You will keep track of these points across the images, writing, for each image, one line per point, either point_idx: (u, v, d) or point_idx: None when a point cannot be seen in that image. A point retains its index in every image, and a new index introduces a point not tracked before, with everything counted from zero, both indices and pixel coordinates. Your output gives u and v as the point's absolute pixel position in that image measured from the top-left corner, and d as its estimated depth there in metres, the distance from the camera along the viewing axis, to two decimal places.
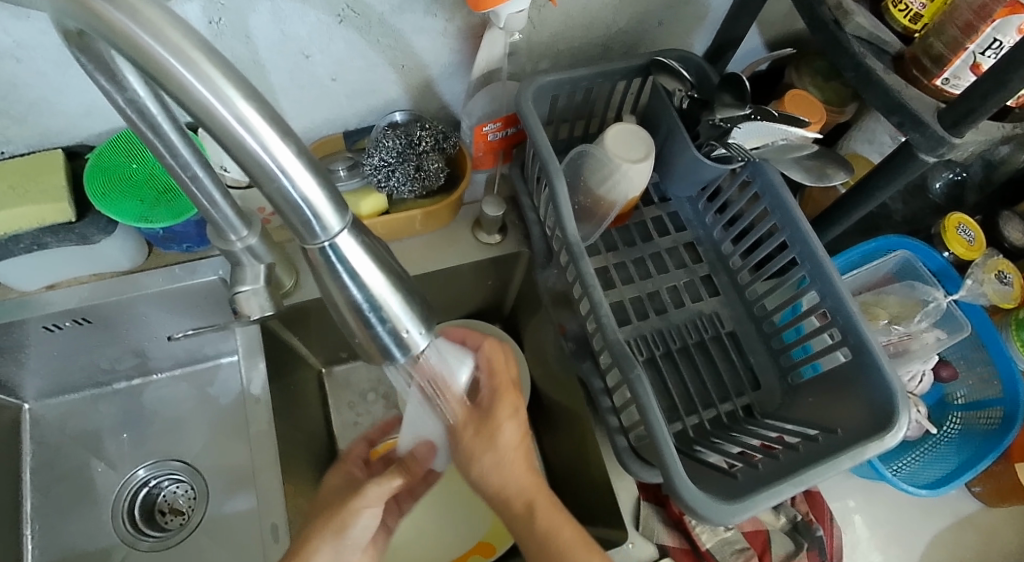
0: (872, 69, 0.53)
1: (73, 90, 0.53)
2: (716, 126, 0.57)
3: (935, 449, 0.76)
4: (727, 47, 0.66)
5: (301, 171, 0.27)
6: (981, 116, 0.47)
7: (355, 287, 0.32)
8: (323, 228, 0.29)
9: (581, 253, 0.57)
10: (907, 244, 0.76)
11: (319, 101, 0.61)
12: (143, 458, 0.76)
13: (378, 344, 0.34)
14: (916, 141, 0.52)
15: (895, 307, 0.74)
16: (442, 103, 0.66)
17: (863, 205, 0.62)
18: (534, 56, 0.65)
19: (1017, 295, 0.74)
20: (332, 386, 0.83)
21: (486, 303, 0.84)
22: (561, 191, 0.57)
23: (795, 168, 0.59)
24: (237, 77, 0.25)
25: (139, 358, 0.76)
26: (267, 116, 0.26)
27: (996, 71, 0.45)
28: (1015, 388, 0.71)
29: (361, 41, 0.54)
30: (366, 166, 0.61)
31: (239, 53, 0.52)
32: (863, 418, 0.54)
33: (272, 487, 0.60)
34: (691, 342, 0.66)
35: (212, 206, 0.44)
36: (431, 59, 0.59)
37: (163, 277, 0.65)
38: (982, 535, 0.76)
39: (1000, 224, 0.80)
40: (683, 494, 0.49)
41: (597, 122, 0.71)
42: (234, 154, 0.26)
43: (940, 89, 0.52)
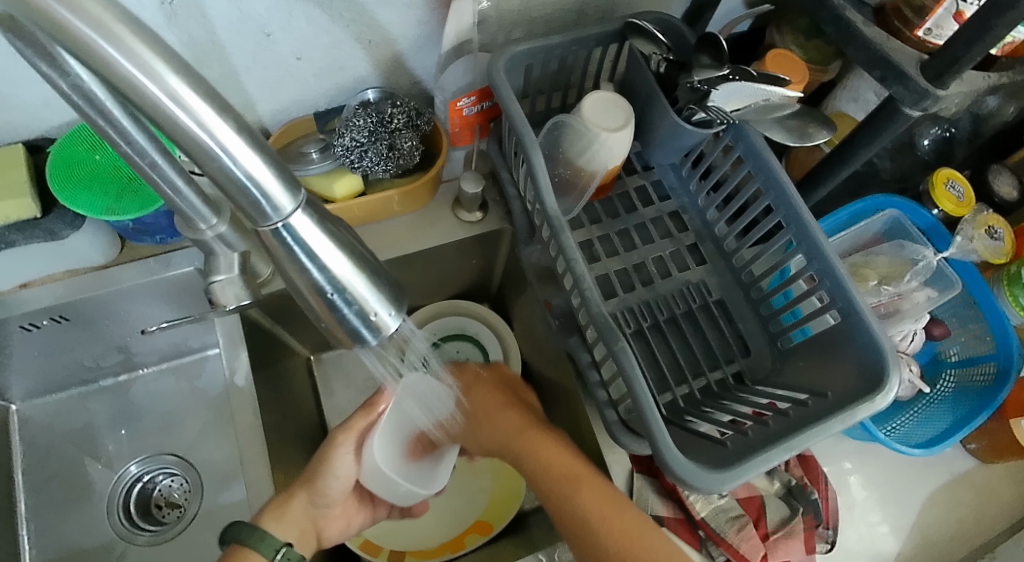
0: (852, 21, 0.51)
1: (27, 81, 0.51)
2: (694, 89, 0.56)
3: (929, 408, 0.76)
4: (704, 7, 0.64)
5: (244, 149, 0.26)
6: (964, 66, 0.46)
7: (315, 270, 0.30)
8: (274, 209, 0.28)
9: (561, 226, 0.56)
10: (895, 203, 0.75)
11: (285, 81, 0.59)
12: (136, 454, 0.76)
13: (346, 327, 0.33)
14: (899, 94, 0.50)
15: (884, 267, 0.73)
16: (414, 79, 0.65)
17: (848, 163, 0.60)
18: (506, 25, 0.63)
19: (1007, 250, 0.74)
20: (322, 373, 0.82)
21: (473, 282, 0.83)
22: (538, 163, 0.56)
23: (777, 128, 0.57)
24: (167, 51, 0.24)
25: (124, 354, 0.75)
26: (202, 93, 0.24)
27: (980, 15, 0.43)
28: (1007, 344, 0.71)
29: (323, 16, 0.53)
30: (337, 148, 0.60)
31: (196, 34, 0.50)
32: (853, 379, 0.54)
33: (263, 477, 0.60)
34: (679, 312, 0.65)
35: (177, 195, 0.43)
36: (398, 33, 0.57)
37: (139, 270, 0.64)
38: (978, 491, 0.76)
39: (989, 178, 0.79)
40: (672, 465, 0.48)
41: (575, 92, 0.70)
42: (171, 134, 0.25)
43: (922, 40, 0.51)
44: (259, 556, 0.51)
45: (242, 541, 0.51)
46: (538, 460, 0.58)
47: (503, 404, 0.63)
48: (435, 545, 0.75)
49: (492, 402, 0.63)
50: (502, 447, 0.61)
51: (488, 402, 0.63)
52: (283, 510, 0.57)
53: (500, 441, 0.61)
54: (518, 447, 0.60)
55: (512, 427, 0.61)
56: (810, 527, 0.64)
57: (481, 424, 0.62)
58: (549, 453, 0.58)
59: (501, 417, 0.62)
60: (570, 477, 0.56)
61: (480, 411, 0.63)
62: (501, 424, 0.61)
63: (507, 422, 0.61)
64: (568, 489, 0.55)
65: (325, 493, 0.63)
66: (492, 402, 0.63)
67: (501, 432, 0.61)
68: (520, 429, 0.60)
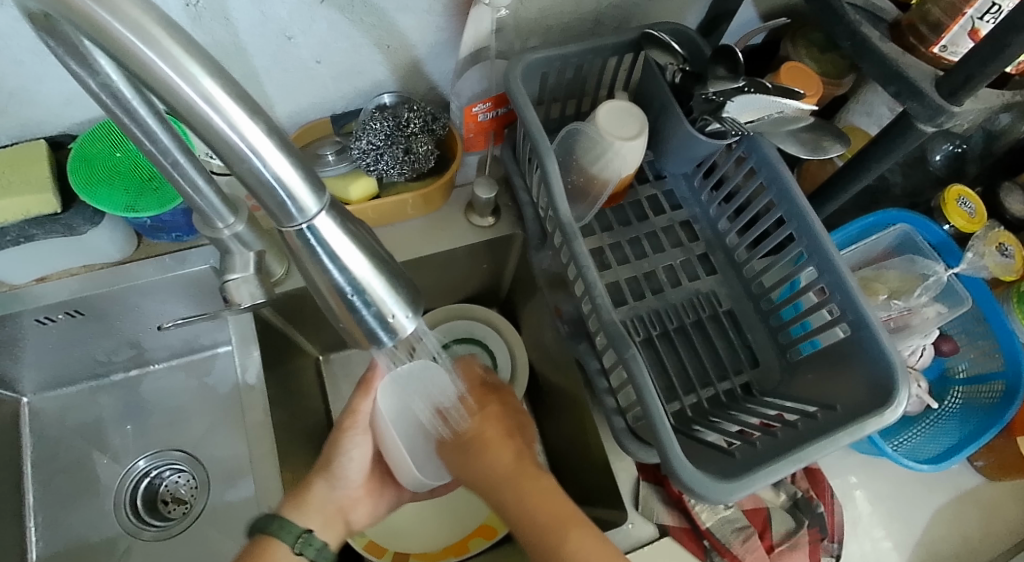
0: (868, 37, 0.52)
1: (52, 78, 0.52)
2: (709, 100, 0.56)
3: (937, 424, 0.75)
4: (720, 19, 0.65)
5: (273, 151, 0.26)
6: (980, 83, 0.46)
7: (336, 271, 0.31)
8: (299, 210, 0.29)
9: (574, 233, 0.56)
10: (907, 218, 0.75)
11: (304, 83, 0.60)
12: (144, 449, 0.76)
13: (363, 328, 0.33)
14: (914, 110, 0.51)
15: (894, 282, 0.73)
16: (430, 84, 0.65)
17: (861, 177, 0.61)
18: (523, 33, 0.63)
19: (1018, 268, 0.73)
20: (330, 373, 0.82)
21: (483, 287, 0.84)
22: (552, 171, 0.56)
23: (790, 141, 0.58)
24: (202, 54, 0.24)
25: (135, 349, 0.75)
26: (234, 95, 0.25)
27: (997, 34, 0.44)
28: (1017, 361, 0.71)
29: (344, 21, 0.53)
30: (354, 150, 0.60)
31: (219, 36, 0.51)
32: (862, 393, 0.54)
33: (271, 475, 0.60)
34: (688, 321, 0.66)
35: (197, 193, 0.43)
36: (417, 38, 0.58)
37: (154, 267, 0.65)
38: (984, 509, 0.76)
39: (1001, 195, 0.79)
40: (680, 474, 0.48)
41: (589, 101, 0.70)
42: (201, 135, 0.25)
43: (938, 56, 0.51)
44: (282, 544, 0.52)
45: (266, 531, 0.52)
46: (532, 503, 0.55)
47: (502, 438, 0.60)
48: (439, 549, 0.75)
49: (492, 433, 0.60)
50: (489, 483, 0.58)
51: (492, 432, 0.60)
52: (301, 498, 0.58)
53: (489, 479, 0.58)
54: (506, 488, 0.57)
55: (506, 465, 0.58)
56: (815, 540, 0.64)
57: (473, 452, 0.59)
58: (543, 501, 0.56)
59: (498, 451, 0.59)
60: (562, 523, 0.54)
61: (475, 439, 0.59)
62: (495, 460, 0.58)
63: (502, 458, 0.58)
64: (556, 537, 0.53)
65: (344, 479, 0.62)
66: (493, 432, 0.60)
67: (493, 467, 0.58)
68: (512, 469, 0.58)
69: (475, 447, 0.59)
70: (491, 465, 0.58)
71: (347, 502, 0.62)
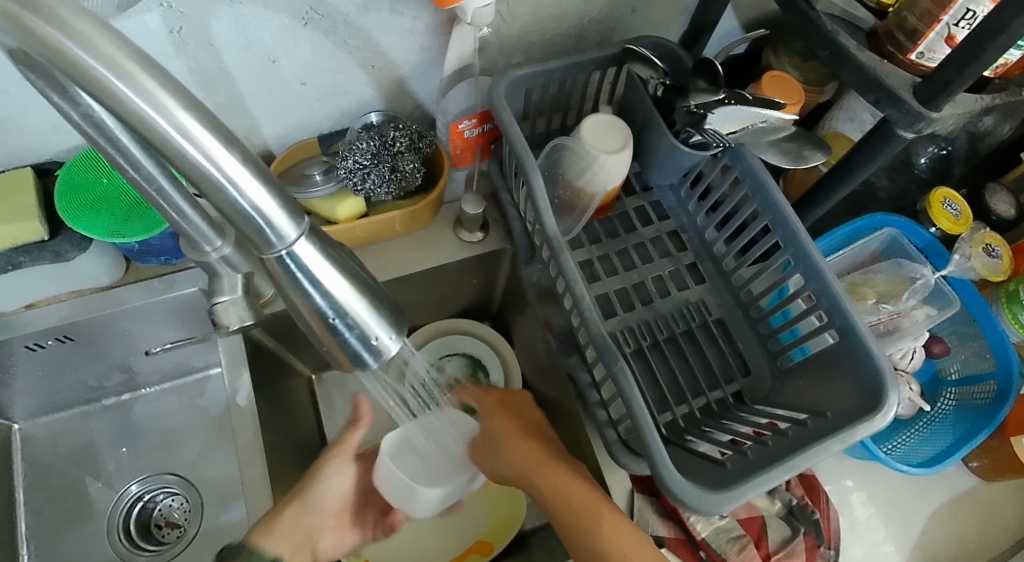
0: (846, 46, 0.52)
1: (36, 106, 0.52)
2: (691, 113, 0.56)
3: (930, 427, 0.76)
4: (702, 31, 0.65)
5: (249, 180, 0.27)
6: (957, 89, 0.47)
7: (318, 295, 0.31)
8: (278, 236, 0.29)
9: (561, 247, 0.57)
10: (892, 221, 0.76)
11: (290, 105, 0.60)
12: (137, 473, 0.76)
13: (347, 350, 0.34)
14: (893, 117, 0.51)
15: (882, 287, 0.74)
16: (416, 102, 0.66)
17: (845, 184, 0.61)
18: (506, 50, 0.64)
19: (1006, 268, 0.74)
20: (323, 392, 0.82)
21: (474, 301, 0.84)
22: (538, 186, 0.57)
23: (772, 151, 0.58)
24: (177, 87, 0.25)
25: (127, 373, 0.75)
26: (209, 126, 0.25)
27: (970, 42, 0.44)
28: (1007, 362, 0.71)
29: (327, 43, 0.54)
30: (340, 170, 0.60)
31: (203, 61, 0.51)
32: (852, 399, 0.54)
33: (263, 497, 0.60)
34: (678, 331, 0.66)
35: (182, 218, 0.44)
36: (401, 58, 0.59)
37: (143, 291, 0.65)
38: (980, 510, 0.76)
39: (987, 196, 0.79)
40: (673, 485, 0.48)
41: (575, 114, 0.71)
42: (178, 166, 0.26)
43: (915, 63, 0.52)
44: None
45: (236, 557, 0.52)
46: (556, 488, 0.55)
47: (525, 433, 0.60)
48: None
49: (503, 425, 0.61)
50: (498, 455, 0.59)
51: (508, 428, 0.60)
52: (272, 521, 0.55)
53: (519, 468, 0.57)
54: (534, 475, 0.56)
55: (524, 454, 0.58)
56: (811, 547, 0.64)
57: (500, 445, 0.59)
58: (551, 487, 0.55)
59: (522, 444, 0.58)
60: (589, 510, 0.53)
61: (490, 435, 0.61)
62: (519, 454, 0.58)
63: (519, 443, 0.59)
64: (588, 521, 0.53)
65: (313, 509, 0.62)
66: (513, 430, 0.60)
67: (498, 435, 0.60)
68: (535, 458, 0.57)
69: (493, 444, 0.59)
70: (515, 454, 0.58)
71: (317, 531, 0.63)
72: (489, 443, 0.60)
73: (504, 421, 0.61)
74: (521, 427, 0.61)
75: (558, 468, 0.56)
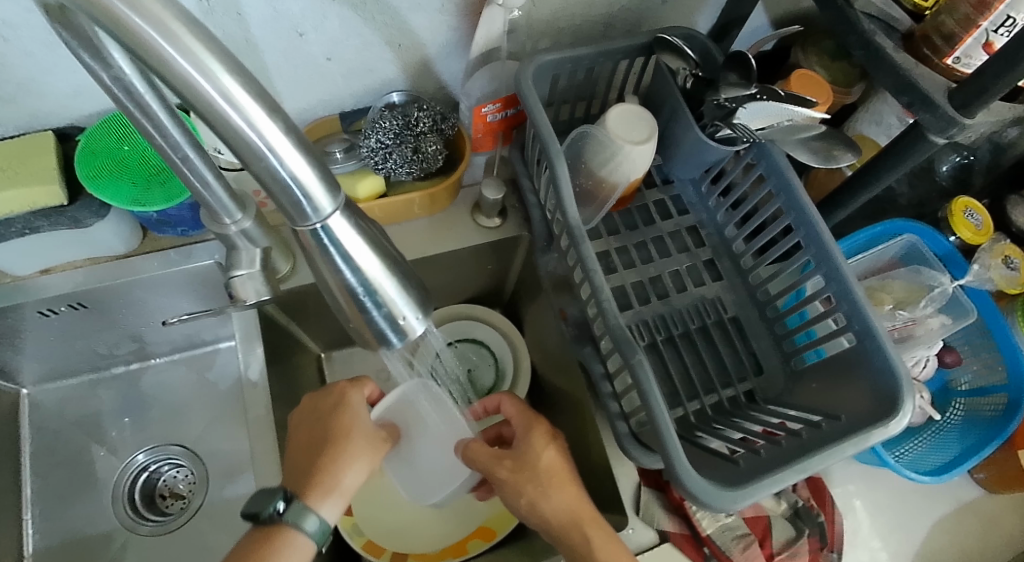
0: (882, 47, 0.52)
1: (62, 69, 0.52)
2: (721, 106, 0.56)
3: (938, 436, 0.75)
4: (732, 25, 0.65)
5: (289, 149, 0.26)
6: (994, 96, 0.46)
7: (348, 270, 0.31)
8: (314, 209, 0.28)
9: (581, 236, 0.56)
10: (913, 228, 0.75)
11: (315, 80, 0.59)
12: (143, 443, 0.76)
13: (373, 329, 0.33)
14: (926, 121, 0.51)
15: (899, 292, 0.73)
16: (440, 83, 0.65)
17: (870, 187, 0.60)
18: (534, 34, 0.63)
19: (1023, 281, 0.74)
20: (331, 371, 0.82)
21: (486, 287, 0.83)
22: (561, 173, 0.56)
23: (801, 149, 0.58)
24: (220, 51, 0.24)
25: (137, 343, 0.75)
26: (252, 92, 0.25)
27: (1013, 47, 0.43)
28: (1020, 375, 0.71)
29: (356, 18, 0.53)
30: (363, 149, 0.60)
31: (231, 31, 0.51)
32: (867, 404, 0.54)
33: (271, 473, 0.60)
34: (693, 327, 0.65)
35: (205, 188, 0.43)
36: (429, 38, 0.58)
37: (158, 262, 0.64)
38: (984, 521, 0.76)
39: (1008, 207, 0.79)
40: (685, 481, 0.48)
41: (599, 103, 0.70)
42: (219, 132, 0.25)
43: (950, 68, 0.51)
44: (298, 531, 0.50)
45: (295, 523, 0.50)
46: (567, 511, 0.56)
47: (565, 475, 0.58)
48: (439, 549, 0.75)
49: (542, 437, 0.59)
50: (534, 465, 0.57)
51: (544, 443, 0.59)
52: (330, 487, 0.55)
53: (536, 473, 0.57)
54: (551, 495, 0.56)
55: (553, 467, 0.57)
56: (815, 549, 0.64)
57: (529, 463, 0.58)
58: (556, 505, 0.56)
59: (563, 489, 0.57)
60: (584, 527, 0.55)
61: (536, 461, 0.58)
62: (561, 497, 0.56)
63: (550, 455, 0.58)
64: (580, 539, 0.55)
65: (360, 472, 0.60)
66: (558, 472, 0.57)
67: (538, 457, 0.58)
68: (562, 474, 0.57)
69: (542, 487, 0.56)
70: (556, 504, 0.56)
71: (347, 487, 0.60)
72: (535, 477, 0.57)
73: (553, 460, 0.58)
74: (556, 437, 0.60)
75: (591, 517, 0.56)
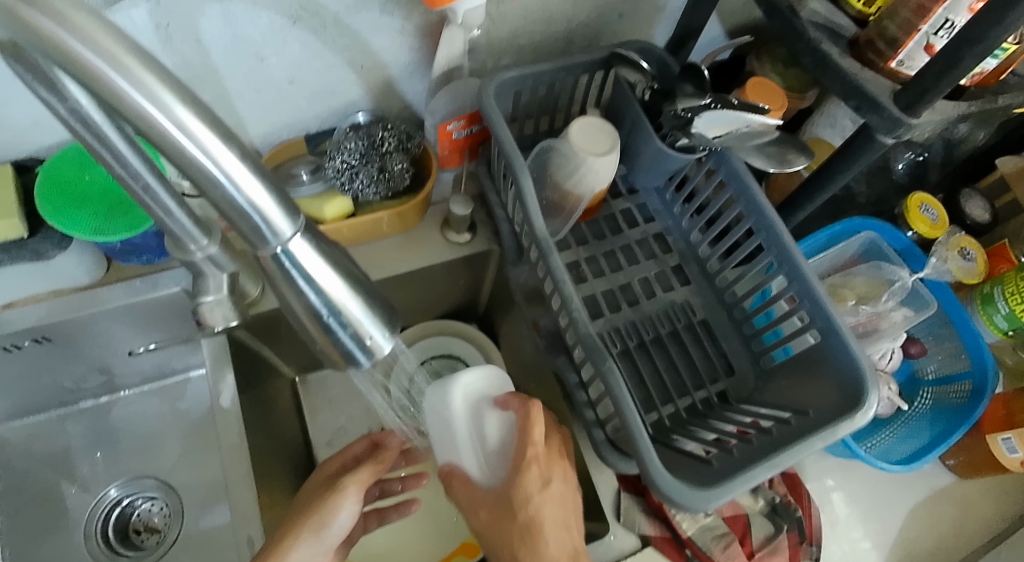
0: (828, 54, 0.54)
1: (18, 101, 0.51)
2: (678, 117, 0.57)
3: (908, 425, 0.77)
4: (687, 37, 0.67)
5: (247, 177, 0.26)
6: (936, 96, 0.48)
7: (312, 293, 0.31)
8: (273, 233, 0.29)
9: (550, 248, 0.57)
10: (870, 225, 0.78)
11: (278, 104, 0.60)
12: (115, 477, 0.75)
13: (340, 350, 0.33)
14: (874, 123, 0.52)
15: (862, 288, 0.75)
16: (404, 103, 0.65)
17: (828, 188, 0.62)
18: (495, 52, 0.64)
19: (980, 271, 0.77)
20: (306, 394, 0.81)
21: (461, 302, 0.84)
22: (527, 187, 0.57)
23: (756, 155, 0.58)
24: (173, 81, 0.24)
25: (106, 375, 0.74)
26: (208, 121, 0.25)
27: (949, 49, 0.46)
28: (983, 361, 0.73)
29: (316, 42, 0.54)
30: (328, 170, 0.60)
31: (190, 58, 0.51)
32: (833, 399, 0.55)
33: (247, 500, 0.59)
34: (664, 332, 0.66)
35: (168, 216, 0.43)
36: (390, 58, 0.59)
37: (124, 291, 0.63)
38: (957, 505, 0.78)
39: (962, 201, 0.82)
40: (660, 483, 0.49)
41: (562, 117, 0.71)
42: (175, 162, 0.25)
43: (895, 71, 0.53)
44: None
45: None
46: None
47: (565, 522, 0.54)
48: None
49: (555, 472, 0.56)
50: (535, 504, 0.53)
51: (555, 490, 0.55)
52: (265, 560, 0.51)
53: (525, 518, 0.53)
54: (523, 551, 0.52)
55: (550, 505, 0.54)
56: (794, 544, 0.65)
57: (512, 526, 0.53)
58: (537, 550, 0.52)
59: (557, 539, 0.53)
60: None
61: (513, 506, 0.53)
62: (556, 547, 0.53)
63: (552, 491, 0.54)
64: None
65: (325, 545, 0.54)
66: (558, 514, 0.54)
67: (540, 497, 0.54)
68: (562, 522, 0.54)
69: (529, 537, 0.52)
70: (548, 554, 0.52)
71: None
72: (516, 526, 0.53)
73: (549, 505, 0.54)
74: (567, 477, 0.56)
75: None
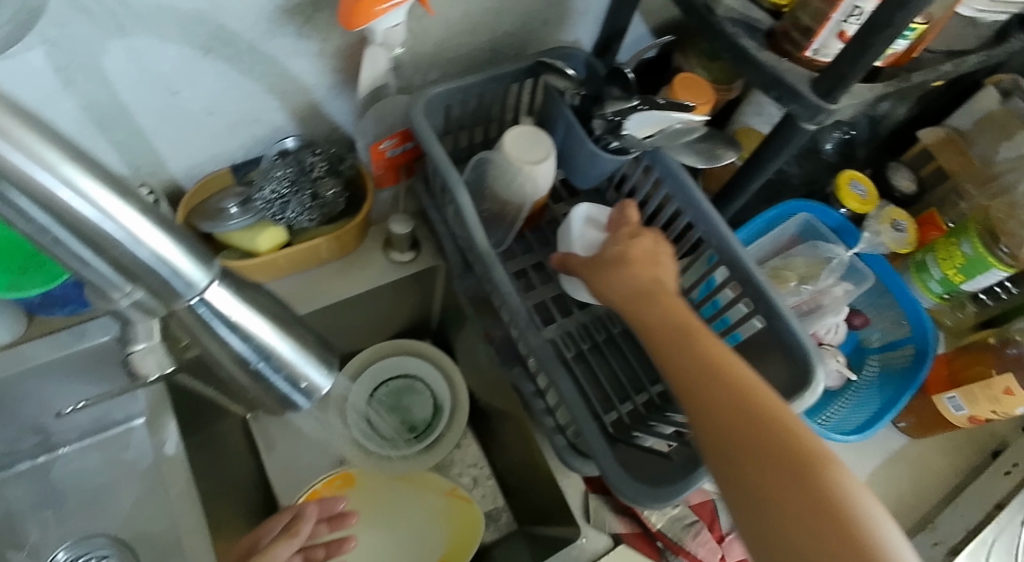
0: (746, 48, 0.55)
1: None
2: (608, 121, 0.58)
3: (857, 395, 0.80)
4: (612, 39, 0.67)
5: (150, 231, 0.25)
6: (852, 81, 0.49)
7: (238, 340, 0.29)
8: (186, 284, 0.27)
9: (493, 260, 0.57)
10: (806, 207, 0.80)
11: (199, 137, 0.58)
12: (63, 540, 0.71)
13: (277, 395, 0.32)
14: (796, 111, 0.54)
15: (802, 268, 0.77)
16: (333, 125, 0.64)
17: (760, 175, 0.64)
18: (422, 67, 0.64)
19: (911, 240, 0.80)
20: (260, 430, 0.78)
21: (413, 319, 0.82)
22: (464, 202, 0.57)
23: (688, 152, 0.61)
24: (57, 139, 0.23)
25: (41, 434, 0.70)
26: (102, 178, 0.24)
27: (860, 36, 0.47)
28: (922, 327, 0.76)
29: (232, 71, 0.52)
30: (257, 200, 0.58)
31: (97, 97, 0.49)
32: (783, 381, 0.56)
33: (204, 549, 0.57)
34: (615, 331, 0.67)
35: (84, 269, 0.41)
36: (313, 82, 0.57)
37: (50, 346, 0.60)
38: (912, 467, 0.80)
39: (889, 175, 0.85)
40: (623, 487, 0.49)
41: (497, 126, 0.71)
42: (69, 224, 0.24)
43: (811, 60, 0.54)
44: None
45: None
46: (767, 457, 0.43)
47: (742, 393, 0.46)
48: None
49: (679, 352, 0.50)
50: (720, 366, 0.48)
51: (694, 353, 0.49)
52: None
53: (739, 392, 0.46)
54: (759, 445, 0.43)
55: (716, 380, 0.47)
56: None
57: (745, 405, 0.45)
58: (775, 443, 0.43)
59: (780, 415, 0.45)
60: (743, 459, 0.44)
61: (790, 436, 0.43)
62: (759, 436, 0.44)
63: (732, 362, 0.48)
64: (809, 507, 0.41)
65: None
66: (732, 380, 0.46)
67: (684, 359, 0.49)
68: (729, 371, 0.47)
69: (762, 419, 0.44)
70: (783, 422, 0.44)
71: None
72: (749, 400, 0.45)
73: (691, 356, 0.49)
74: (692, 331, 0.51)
75: (835, 502, 0.40)
